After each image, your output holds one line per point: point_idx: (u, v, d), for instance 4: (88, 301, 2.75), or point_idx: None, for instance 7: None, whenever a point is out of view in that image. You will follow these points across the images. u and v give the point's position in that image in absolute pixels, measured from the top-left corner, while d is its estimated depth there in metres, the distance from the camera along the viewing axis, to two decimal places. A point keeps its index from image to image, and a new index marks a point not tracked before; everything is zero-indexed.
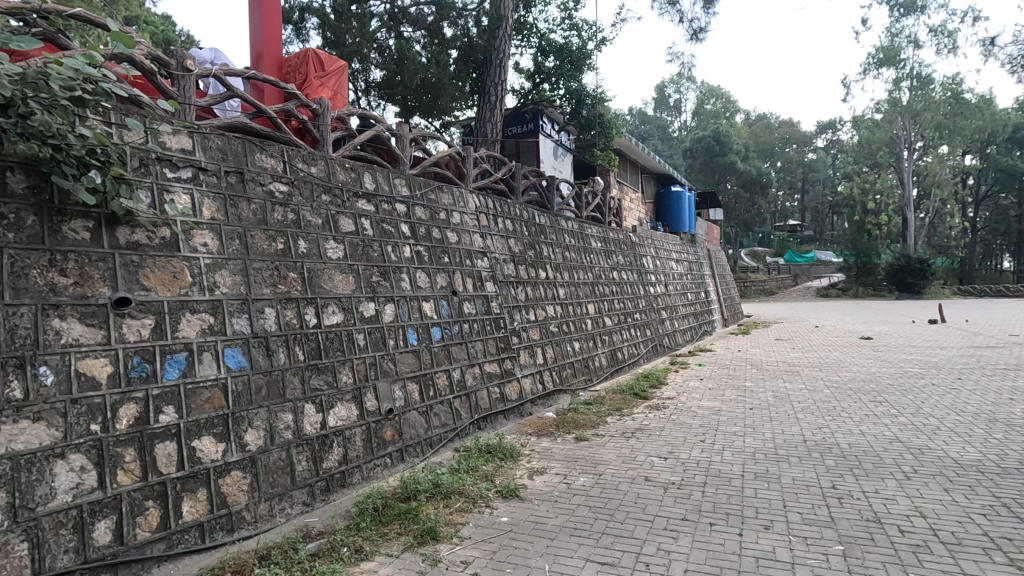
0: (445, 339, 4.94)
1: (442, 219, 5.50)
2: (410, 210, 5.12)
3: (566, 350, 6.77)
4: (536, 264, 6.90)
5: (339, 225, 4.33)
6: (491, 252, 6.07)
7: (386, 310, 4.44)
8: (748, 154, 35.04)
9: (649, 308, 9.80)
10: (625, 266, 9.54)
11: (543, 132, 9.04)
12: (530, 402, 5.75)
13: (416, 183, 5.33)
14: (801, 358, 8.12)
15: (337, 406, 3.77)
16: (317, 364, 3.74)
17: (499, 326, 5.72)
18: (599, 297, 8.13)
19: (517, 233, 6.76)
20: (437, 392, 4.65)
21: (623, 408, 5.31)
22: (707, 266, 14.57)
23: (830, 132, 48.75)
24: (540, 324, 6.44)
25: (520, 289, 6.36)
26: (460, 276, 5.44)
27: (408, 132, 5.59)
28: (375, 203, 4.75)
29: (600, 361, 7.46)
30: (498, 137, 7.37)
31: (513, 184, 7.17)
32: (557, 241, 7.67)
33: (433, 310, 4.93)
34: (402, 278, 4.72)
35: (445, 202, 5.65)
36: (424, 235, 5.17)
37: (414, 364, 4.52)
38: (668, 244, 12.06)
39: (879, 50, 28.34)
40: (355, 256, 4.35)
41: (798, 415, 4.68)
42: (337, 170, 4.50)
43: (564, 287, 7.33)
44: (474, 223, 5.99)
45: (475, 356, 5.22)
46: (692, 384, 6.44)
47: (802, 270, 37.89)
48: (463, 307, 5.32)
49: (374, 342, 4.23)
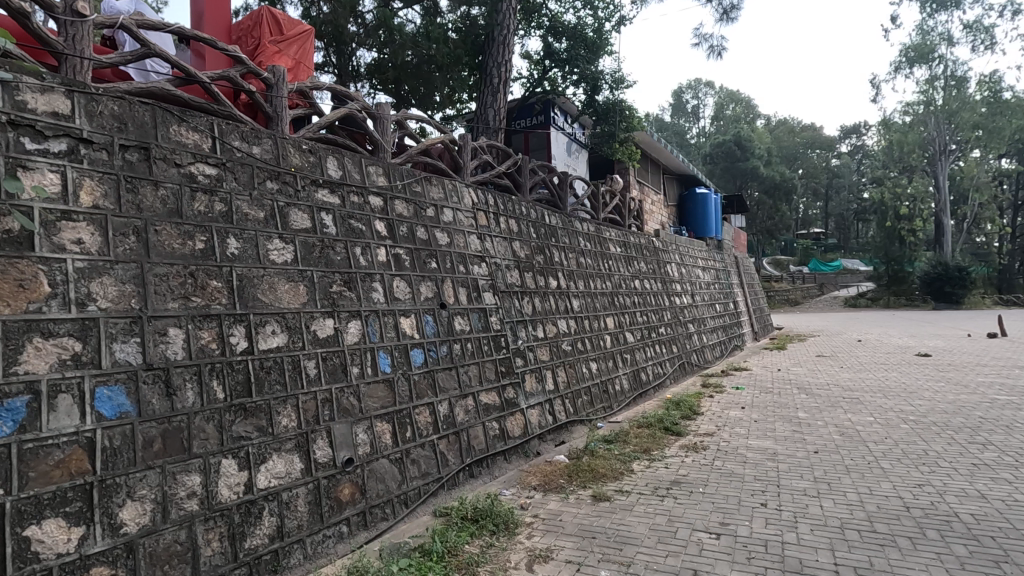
0: (430, 364, 3.97)
1: (429, 216, 4.55)
2: (388, 205, 4.18)
3: (581, 372, 5.75)
4: (546, 271, 5.92)
5: (289, 220, 3.40)
6: (491, 257, 5.11)
7: (350, 329, 3.49)
8: (772, 158, 33.78)
9: (675, 322, 8.73)
10: (647, 274, 8.49)
11: (555, 125, 8.14)
12: (538, 438, 4.74)
13: (397, 173, 4.40)
14: (856, 380, 6.97)
15: (272, 460, 2.82)
16: (245, 404, 2.78)
17: (500, 347, 4.73)
18: (619, 310, 7.11)
19: (523, 235, 5.78)
20: (417, 432, 3.67)
21: (653, 449, 4.26)
22: (735, 274, 13.43)
23: (857, 137, 47.11)
24: (551, 343, 5.44)
25: (527, 301, 5.36)
26: (451, 286, 4.47)
27: (390, 113, 4.71)
28: (341, 194, 3.82)
29: (622, 384, 6.42)
30: (502, 125, 6.45)
31: (518, 180, 6.24)
32: (571, 245, 6.68)
33: (414, 328, 3.97)
34: (375, 288, 3.77)
35: (435, 196, 4.70)
36: (405, 236, 4.22)
37: (386, 397, 3.56)
38: (693, 250, 11.00)
39: (911, 49, 27.07)
40: (309, 260, 3.40)
41: (883, 466, 3.61)
42: (290, 151, 3.58)
43: (579, 298, 6.32)
44: (471, 221, 5.03)
45: (469, 383, 4.25)
46: (733, 414, 5.35)
47: (828, 279, 36.31)
48: (454, 323, 4.34)
49: (330, 370, 3.27)
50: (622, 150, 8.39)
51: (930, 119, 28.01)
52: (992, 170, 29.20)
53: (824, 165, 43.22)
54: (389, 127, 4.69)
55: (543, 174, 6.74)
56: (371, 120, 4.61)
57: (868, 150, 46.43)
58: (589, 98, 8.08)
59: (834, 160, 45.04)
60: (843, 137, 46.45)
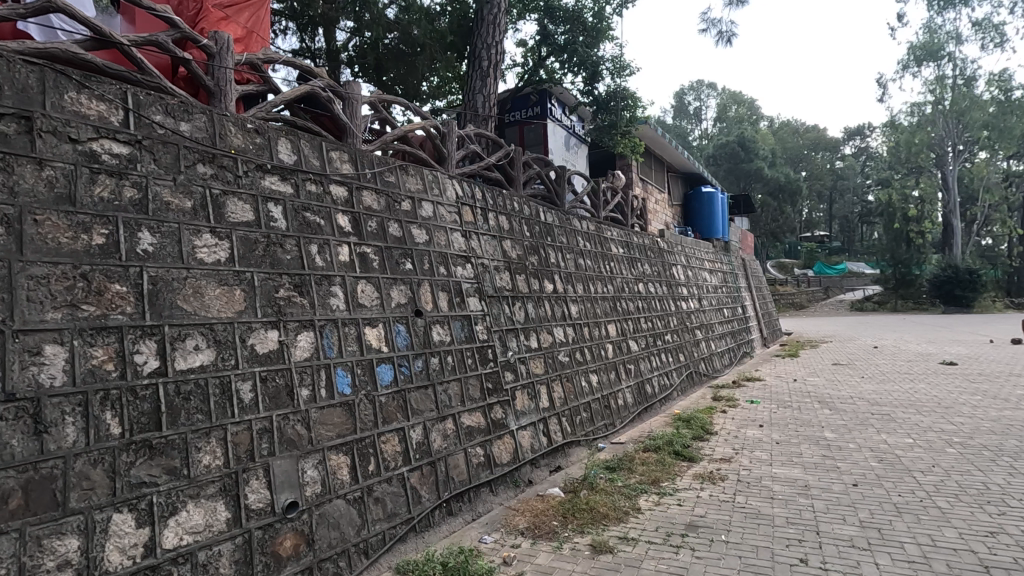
0: (400, 382, 3.38)
1: (405, 210, 3.97)
2: (353, 196, 3.60)
3: (580, 387, 5.16)
4: (541, 273, 5.33)
5: (225, 211, 2.82)
6: (477, 258, 4.53)
7: (299, 342, 2.91)
8: (776, 160, 33.26)
9: (681, 328, 8.13)
10: (651, 277, 7.90)
11: (552, 117, 7.63)
12: (529, 465, 4.15)
13: (367, 160, 3.82)
14: (882, 392, 6.35)
15: (185, 510, 2.23)
16: (150, 441, 2.20)
17: (486, 360, 4.15)
18: (621, 316, 6.52)
19: (514, 234, 5.20)
20: (382, 465, 3.09)
21: (662, 479, 3.67)
22: (742, 277, 12.83)
23: (861, 138, 46.53)
24: (545, 354, 4.85)
25: (518, 307, 4.78)
26: (428, 290, 3.89)
27: (361, 93, 4.16)
28: (294, 182, 3.25)
29: (625, 399, 5.82)
30: (493, 113, 5.88)
31: (510, 174, 5.69)
32: (569, 245, 6.09)
33: (382, 340, 3.38)
34: (334, 292, 3.20)
35: (412, 188, 4.13)
36: (374, 233, 3.65)
37: (344, 424, 2.98)
38: (698, 252, 10.42)
39: (919, 47, 26.48)
40: (248, 260, 2.83)
41: (943, 507, 3.00)
42: (230, 130, 3.01)
43: (578, 303, 5.73)
44: (454, 217, 4.45)
45: (448, 404, 3.67)
46: (751, 434, 4.75)
47: (834, 283, 35.64)
48: (432, 333, 3.76)
49: (271, 393, 2.69)
50: (626, 144, 7.82)
51: (939, 119, 27.42)
52: (1003, 171, 28.54)
53: (828, 166, 42.62)
54: (360, 110, 4.15)
55: (538, 168, 6.18)
56: (340, 100, 4.06)
57: (873, 151, 45.82)
58: (588, 87, 7.53)
59: (839, 162, 44.45)
60: (847, 139, 45.86)
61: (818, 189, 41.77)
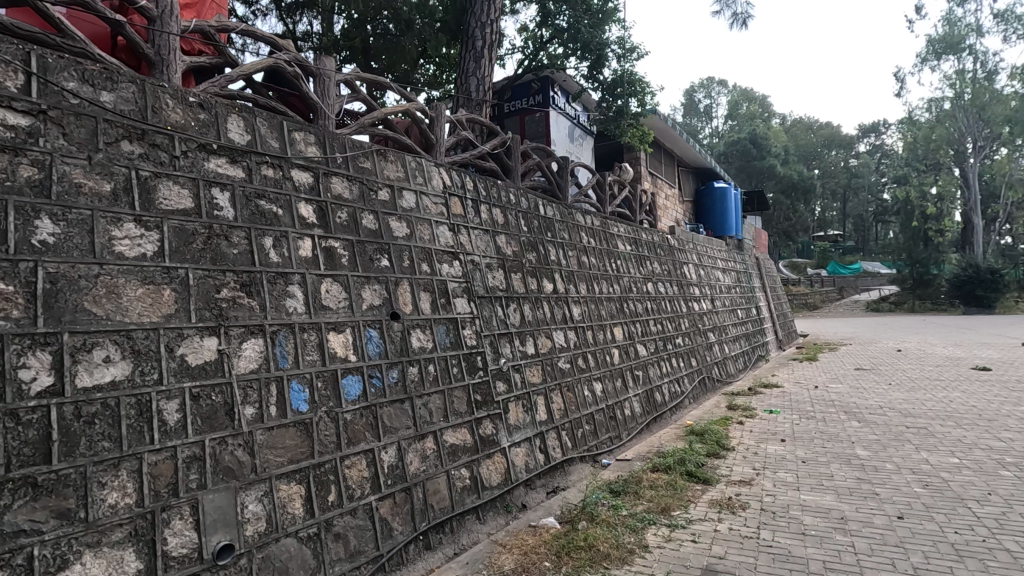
0: (370, 397, 2.93)
1: (382, 200, 3.53)
2: (319, 183, 3.16)
3: (583, 396, 4.70)
4: (539, 272, 4.87)
5: (155, 196, 2.39)
6: (467, 255, 4.08)
7: (243, 352, 2.47)
8: (788, 157, 32.56)
9: (693, 331, 7.63)
10: (661, 276, 7.41)
11: (554, 106, 7.17)
12: (523, 486, 3.69)
13: (338, 143, 3.38)
14: (915, 402, 5.82)
15: (79, 563, 1.81)
16: (34, 477, 1.77)
17: (474, 370, 3.69)
18: (628, 318, 6.04)
19: (510, 228, 4.74)
20: (345, 494, 2.65)
21: (674, 507, 3.19)
22: (756, 276, 12.28)
23: (876, 136, 45.58)
24: (543, 361, 4.39)
25: (513, 309, 4.32)
26: (408, 289, 3.44)
27: (335, 69, 3.74)
28: (246, 165, 2.81)
29: (632, 409, 5.35)
30: (488, 97, 5.43)
31: (506, 164, 5.25)
32: (571, 241, 5.62)
33: (349, 348, 2.94)
34: (291, 293, 2.76)
35: (391, 175, 3.68)
36: (344, 226, 3.21)
37: (298, 447, 2.53)
38: (711, 250, 9.91)
39: (938, 39, 25.66)
40: (182, 255, 2.40)
41: (1015, 551, 2.49)
42: (167, 102, 2.57)
43: (581, 305, 5.27)
44: (441, 209, 4.00)
45: (429, 421, 3.22)
46: (773, 451, 4.25)
47: (849, 283, 34.82)
48: (411, 339, 3.31)
49: (206, 413, 2.25)
50: (632, 134, 7.34)
51: (959, 114, 26.58)
52: None
53: (843, 164, 41.73)
54: (334, 88, 3.73)
55: (537, 158, 5.73)
56: (310, 77, 3.65)
57: (889, 148, 44.84)
58: (593, 72, 7.05)
59: (853, 160, 43.54)
60: (862, 136, 44.92)
61: (832, 187, 40.93)
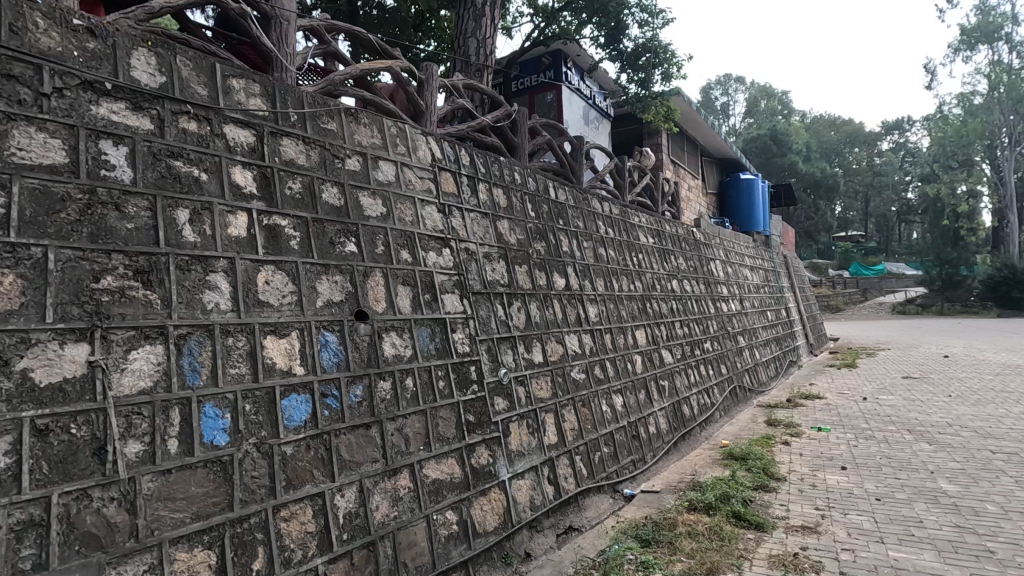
0: (322, 422, 2.22)
1: (350, 171, 2.82)
2: (264, 144, 2.46)
3: (601, 413, 3.95)
4: (549, 265, 4.13)
5: (3, 145, 1.69)
6: (460, 242, 3.35)
7: (130, 365, 1.76)
8: (810, 154, 31.42)
9: (722, 334, 6.84)
10: (687, 273, 6.64)
11: (567, 81, 6.44)
12: (528, 529, 2.96)
13: (292, 97, 2.67)
14: (990, 419, 4.98)
15: None
16: None
17: (466, 384, 2.96)
18: (652, 320, 5.28)
19: (515, 213, 4.01)
20: (279, 559, 1.93)
21: (723, 568, 2.43)
22: (784, 275, 11.42)
23: (901, 133, 44.15)
24: (553, 371, 3.65)
25: (517, 308, 3.59)
26: (382, 283, 2.73)
27: (297, 12, 3.05)
28: (156, 113, 2.10)
29: (658, 426, 4.59)
30: (490, 63, 4.71)
31: (511, 140, 4.54)
32: (587, 230, 4.88)
33: (294, 357, 2.23)
34: (212, 285, 2.06)
35: (365, 142, 2.97)
36: (296, 200, 2.50)
37: (209, 497, 1.82)
38: (738, 246, 9.09)
39: (972, 28, 24.47)
40: (44, 227, 1.70)
41: None
42: (37, 22, 1.88)
43: (598, 304, 4.52)
44: (428, 186, 3.28)
45: (404, 451, 2.50)
46: (836, 484, 3.46)
47: (873, 284, 33.60)
48: (383, 345, 2.59)
49: (57, 455, 1.55)
50: (656, 113, 6.59)
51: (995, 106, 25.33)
52: None
53: (866, 162, 40.38)
54: (296, 36, 3.04)
55: (547, 135, 5.01)
56: (266, 22, 2.96)
57: (915, 145, 43.36)
58: (611, 42, 6.31)
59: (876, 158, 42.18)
60: (887, 132, 43.45)
61: (856, 186, 39.59)
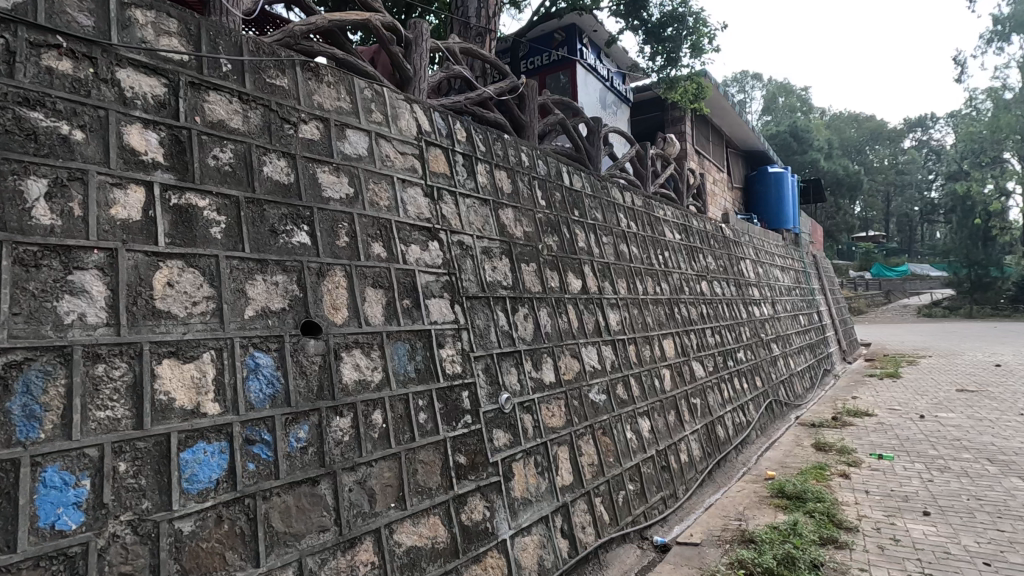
0: (242, 482, 1.57)
1: (304, 140, 2.18)
2: (179, 98, 1.82)
3: (624, 441, 3.27)
4: (563, 263, 3.47)
5: None
6: (452, 234, 2.70)
7: None
8: (831, 151, 30.36)
9: (755, 342, 6.12)
10: (716, 273, 5.93)
11: (582, 59, 5.77)
12: None
13: (226, 41, 2.03)
14: None
15: None
16: None
17: (455, 416, 2.30)
18: (680, 327, 4.59)
19: (522, 201, 3.35)
20: None
21: None
22: (815, 276, 10.64)
23: (925, 130, 42.77)
24: (568, 393, 2.99)
25: (522, 316, 2.93)
26: (344, 285, 2.08)
27: None
28: (4, 43, 1.47)
29: (690, 453, 3.90)
30: (494, 28, 4.07)
31: (518, 118, 3.89)
32: (606, 224, 4.20)
33: (207, 389, 1.59)
34: (74, 288, 1.42)
35: (327, 105, 2.33)
36: (224, 174, 1.87)
37: None
38: (768, 244, 8.35)
39: (1006, 18, 23.32)
40: None
41: None
42: None
43: (619, 310, 3.84)
44: (412, 164, 2.63)
45: (366, 514, 1.85)
46: (924, 538, 2.76)
47: (897, 286, 32.42)
48: (341, 368, 1.95)
49: None
50: (685, 92, 5.90)
51: None
52: None
53: (889, 159, 39.13)
54: None
55: (560, 114, 4.35)
56: None
57: (939, 143, 42.00)
58: (633, 12, 5.66)
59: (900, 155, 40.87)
60: (911, 129, 42.10)
61: (879, 184, 38.33)
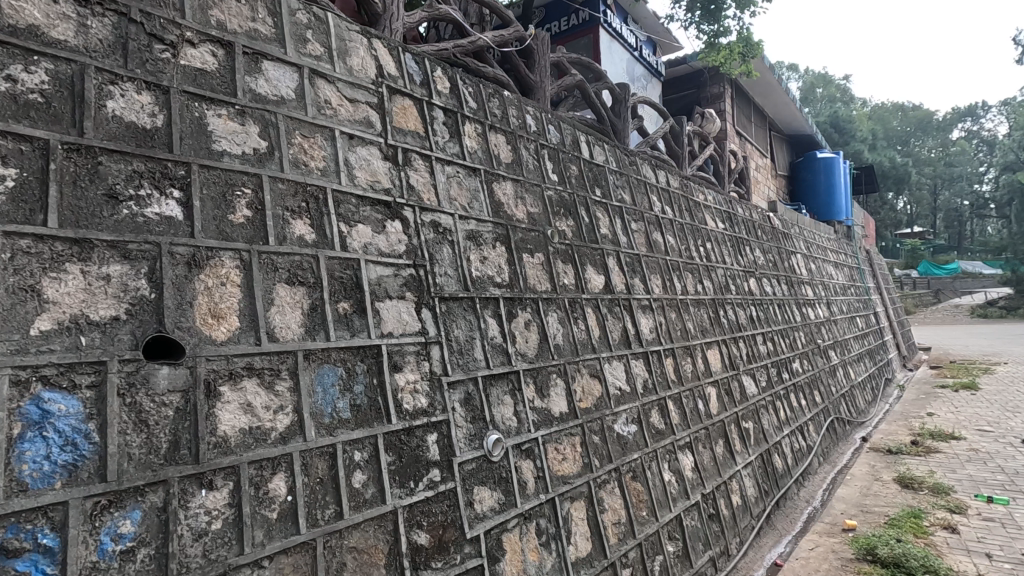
0: None
1: (189, 68, 1.48)
2: None
3: (660, 486, 2.50)
4: (580, 254, 2.71)
5: None
6: (424, 212, 1.97)
7: None
8: (876, 142, 28.60)
9: (812, 349, 5.23)
10: (765, 269, 5.07)
11: (608, 20, 4.99)
12: None
13: None
14: None
15: None
16: None
17: (416, 473, 1.57)
18: (728, 334, 3.77)
19: (526, 174, 2.60)
20: None
21: None
22: (869, 274, 9.58)
23: (977, 118, 40.26)
24: (586, 427, 2.23)
25: (523, 324, 2.18)
26: (236, 282, 1.38)
27: None
28: None
29: (745, 494, 3.09)
30: None
31: (525, 76, 3.14)
32: (636, 207, 3.42)
33: None
34: None
35: (233, 25, 1.62)
36: (25, 105, 1.18)
37: None
38: (819, 238, 7.40)
39: None
40: None
41: None
42: None
43: (652, 313, 3.06)
44: (366, 115, 1.92)
45: None
46: None
47: (947, 285, 30.45)
48: (216, 409, 1.24)
49: None
50: (729, 54, 5.07)
51: None
52: None
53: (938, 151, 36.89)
54: None
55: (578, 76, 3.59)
56: None
57: (992, 132, 39.49)
58: None
59: None
60: (962, 118, 39.68)
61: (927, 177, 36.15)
